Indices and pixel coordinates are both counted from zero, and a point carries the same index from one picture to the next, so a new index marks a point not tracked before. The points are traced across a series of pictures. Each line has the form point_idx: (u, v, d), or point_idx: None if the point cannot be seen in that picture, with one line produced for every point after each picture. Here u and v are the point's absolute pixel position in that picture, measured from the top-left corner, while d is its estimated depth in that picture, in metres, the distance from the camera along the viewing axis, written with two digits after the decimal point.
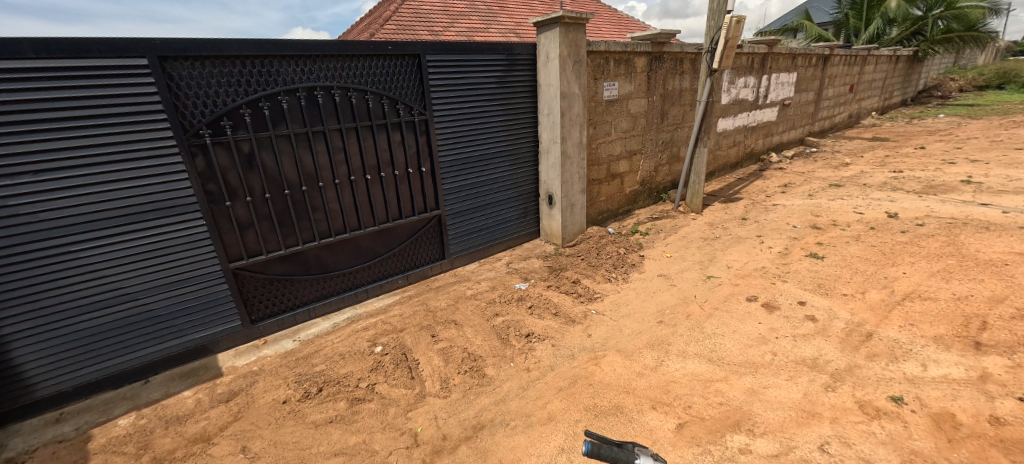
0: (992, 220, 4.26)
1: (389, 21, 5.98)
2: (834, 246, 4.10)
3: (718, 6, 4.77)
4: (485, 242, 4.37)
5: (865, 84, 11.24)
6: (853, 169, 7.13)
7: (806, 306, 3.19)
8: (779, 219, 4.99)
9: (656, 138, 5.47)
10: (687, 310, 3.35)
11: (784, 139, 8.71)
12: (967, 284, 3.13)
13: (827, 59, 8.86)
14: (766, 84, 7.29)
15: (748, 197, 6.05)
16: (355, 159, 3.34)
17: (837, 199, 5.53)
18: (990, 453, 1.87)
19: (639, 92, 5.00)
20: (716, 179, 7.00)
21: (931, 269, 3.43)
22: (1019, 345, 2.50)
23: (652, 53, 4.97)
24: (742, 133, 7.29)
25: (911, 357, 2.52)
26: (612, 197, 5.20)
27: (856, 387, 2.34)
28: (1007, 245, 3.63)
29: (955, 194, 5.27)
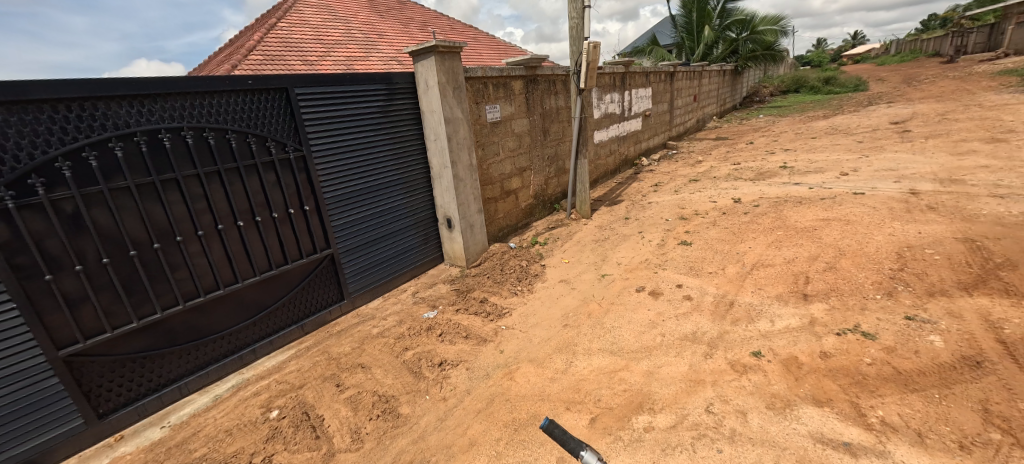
0: (804, 196, 5.33)
1: (253, 50, 5.53)
2: (698, 232, 4.75)
3: (578, 33, 5.30)
4: (386, 276, 4.18)
5: (705, 94, 13.37)
6: (705, 165, 8.38)
7: (683, 287, 3.63)
8: (654, 215, 5.63)
9: (542, 153, 5.83)
10: (587, 309, 3.58)
11: (651, 145, 9.91)
12: (794, 249, 3.86)
13: (673, 75, 10.37)
14: (628, 99, 8.26)
15: (628, 198, 6.74)
16: (222, 206, 2.98)
17: (696, 192, 6.43)
18: (824, 382, 2.30)
19: (520, 112, 5.30)
20: (600, 186, 7.67)
21: (768, 240, 4.16)
22: (832, 290, 3.15)
23: (527, 76, 5.32)
24: (615, 142, 8.13)
25: (763, 316, 3.01)
26: (509, 213, 5.37)
27: (727, 350, 2.71)
28: (816, 213, 4.57)
29: (777, 178, 6.49)
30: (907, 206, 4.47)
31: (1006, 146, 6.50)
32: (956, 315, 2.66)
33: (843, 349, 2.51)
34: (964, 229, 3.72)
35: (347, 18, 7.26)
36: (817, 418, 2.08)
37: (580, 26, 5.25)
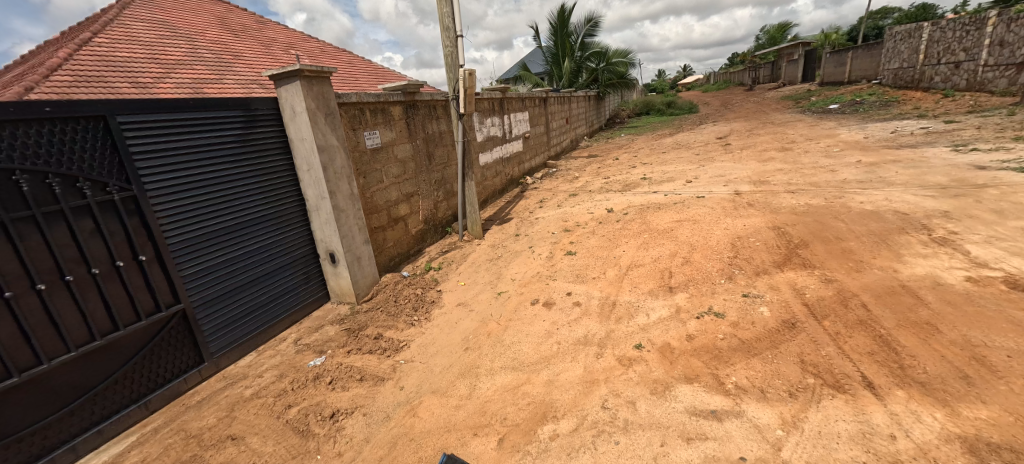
0: (663, 202, 6.14)
1: (58, 69, 4.50)
2: (581, 242, 5.14)
3: (453, 61, 5.43)
4: (258, 327, 3.66)
5: (575, 117, 14.73)
6: (581, 181, 9.17)
7: (572, 295, 3.88)
8: (541, 230, 5.96)
9: (428, 178, 5.77)
10: (487, 329, 3.59)
11: (533, 164, 10.52)
12: (659, 248, 4.41)
13: (546, 100, 11.23)
14: (507, 122, 8.69)
15: (517, 215, 7.02)
16: (11, 266, 2.32)
17: (576, 205, 6.99)
18: (693, 361, 2.63)
19: (402, 138, 5.20)
20: (489, 206, 7.86)
21: (638, 243, 4.69)
22: (691, 280, 3.66)
23: (406, 102, 5.26)
24: (500, 163, 8.45)
25: (641, 311, 3.36)
26: (399, 241, 5.17)
27: (614, 347, 2.95)
28: (672, 216, 5.31)
29: (640, 189, 7.40)
30: (734, 204, 5.45)
31: (793, 153, 8.39)
32: (776, 288, 3.30)
33: (703, 330, 2.92)
34: (774, 219, 4.66)
35: (192, 35, 6.39)
36: (690, 394, 2.37)
37: (454, 54, 5.40)
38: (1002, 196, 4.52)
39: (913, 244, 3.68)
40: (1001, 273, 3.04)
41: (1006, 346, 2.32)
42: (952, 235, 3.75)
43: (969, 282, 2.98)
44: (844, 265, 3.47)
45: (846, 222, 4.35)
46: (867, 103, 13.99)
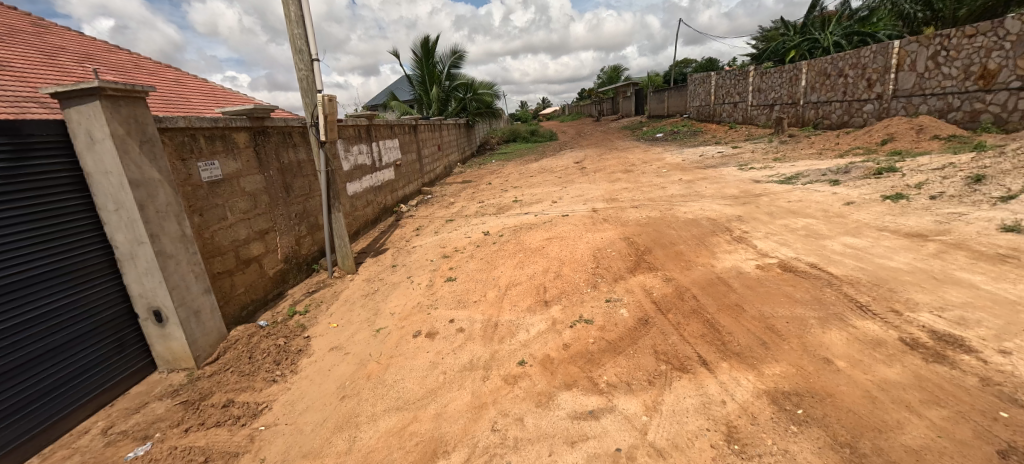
0: (534, 222, 6.57)
1: None
2: (460, 266, 5.17)
3: (308, 85, 5.06)
4: (41, 420, 2.76)
5: (447, 143, 14.94)
6: (457, 206, 9.29)
7: (455, 321, 3.84)
8: (419, 258, 5.83)
9: (286, 212, 5.20)
10: (366, 371, 3.33)
11: (407, 192, 10.29)
12: (533, 266, 4.68)
13: (416, 127, 11.18)
14: (376, 150, 8.39)
15: (392, 245, 6.74)
16: None
17: (453, 231, 7.03)
18: (572, 368, 2.83)
19: (250, 169, 4.61)
20: (362, 237, 7.40)
21: (515, 262, 4.91)
22: (563, 292, 3.96)
23: (253, 128, 4.69)
24: (371, 192, 8.05)
25: (522, 328, 3.50)
26: (253, 286, 4.51)
27: (500, 367, 3.01)
28: (542, 234, 5.72)
29: (513, 211, 7.80)
30: (592, 220, 6.13)
31: (634, 174, 9.83)
32: (631, 291, 3.77)
33: (577, 337, 3.17)
34: (626, 231, 5.36)
35: None
36: (571, 399, 2.54)
37: (309, 78, 5.05)
38: (772, 202, 5.98)
39: (722, 242, 4.61)
40: (777, 260, 3.98)
41: (786, 314, 3.03)
42: (745, 233, 4.81)
43: (760, 269, 3.84)
44: (679, 265, 4.16)
45: (677, 229, 5.23)
46: (683, 132, 17.22)
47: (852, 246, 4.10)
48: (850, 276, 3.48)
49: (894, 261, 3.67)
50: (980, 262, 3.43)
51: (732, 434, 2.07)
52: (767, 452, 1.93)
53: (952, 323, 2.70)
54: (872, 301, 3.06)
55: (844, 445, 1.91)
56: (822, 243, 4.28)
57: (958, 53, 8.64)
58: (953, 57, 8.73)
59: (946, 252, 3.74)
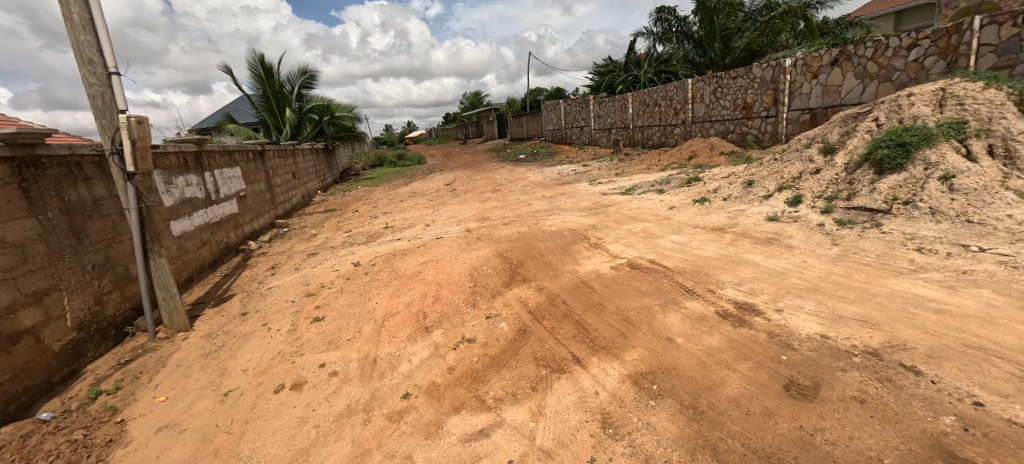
0: (407, 247, 6.40)
1: None
2: (327, 304, 4.72)
3: (105, 104, 4.13)
4: None
5: (303, 170, 13.64)
6: (320, 237, 8.52)
7: (326, 365, 3.48)
8: (277, 300, 5.15)
9: (80, 264, 4.09)
10: (213, 446, 2.78)
11: (256, 227, 9.04)
12: (410, 292, 4.54)
13: (262, 153, 9.98)
14: (210, 180, 7.23)
15: (240, 290, 5.83)
16: None
17: (316, 265, 6.41)
18: (458, 391, 2.80)
19: (15, 212, 3.53)
20: (198, 284, 6.22)
21: (389, 292, 4.69)
22: (442, 316, 3.92)
23: (18, 158, 3.61)
24: (207, 230, 6.85)
25: (402, 359, 3.35)
26: (28, 368, 3.40)
27: (381, 407, 2.81)
28: (417, 259, 5.60)
29: (383, 238, 7.48)
30: (466, 240, 6.24)
31: (502, 193, 10.35)
32: (507, 304, 3.93)
33: (460, 359, 3.17)
34: (499, 248, 5.59)
35: None
36: (459, 424, 2.50)
37: (106, 96, 4.14)
38: (618, 211, 6.90)
39: (583, 250, 5.14)
40: (626, 260, 4.60)
41: (636, 306, 3.50)
42: (599, 240, 5.44)
43: (613, 269, 4.38)
44: (548, 274, 4.49)
45: (544, 241, 5.66)
46: (542, 153, 18.80)
47: (677, 242, 4.97)
48: (678, 267, 4.21)
49: (707, 251, 4.57)
50: (759, 246, 4.49)
51: (606, 419, 2.30)
52: (634, 429, 2.20)
53: (746, 294, 3.47)
54: (695, 285, 3.75)
55: (689, 407, 2.28)
56: (657, 242, 5.09)
57: (728, 89, 11.26)
58: (726, 92, 11.33)
59: (737, 240, 4.79)
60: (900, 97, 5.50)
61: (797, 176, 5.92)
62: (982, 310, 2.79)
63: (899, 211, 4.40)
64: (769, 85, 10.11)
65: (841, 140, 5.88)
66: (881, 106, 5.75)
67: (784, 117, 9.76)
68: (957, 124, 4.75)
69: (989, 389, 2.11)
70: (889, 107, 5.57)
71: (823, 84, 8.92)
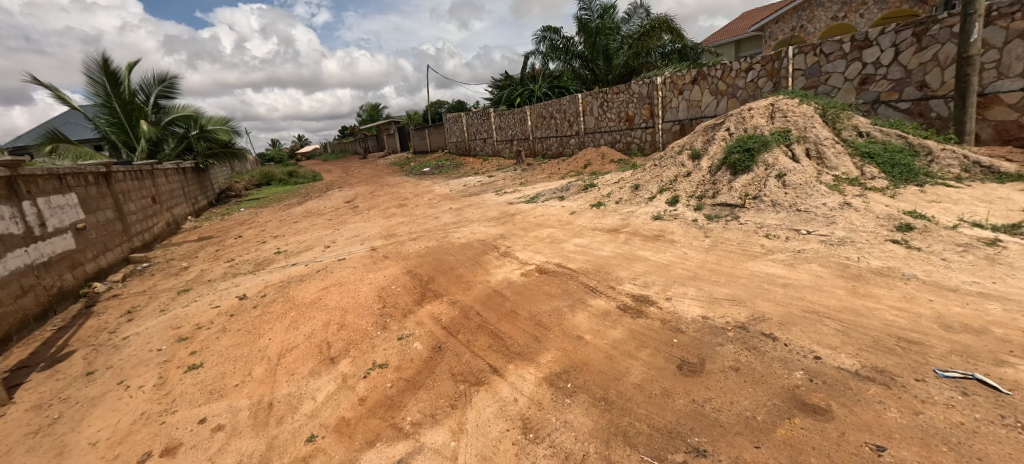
0: (303, 273, 5.87)
1: None
2: (207, 347, 4.11)
3: None
4: None
5: (167, 194, 11.78)
6: (193, 271, 7.40)
7: (209, 419, 3.01)
8: (137, 351, 4.33)
9: None
10: None
11: (103, 264, 7.54)
12: (309, 323, 4.17)
13: (107, 176, 8.41)
14: (31, 212, 5.87)
15: (83, 344, 4.78)
16: None
17: (190, 304, 5.54)
18: (372, 423, 2.62)
19: None
20: (19, 343, 4.96)
21: (284, 325, 4.25)
22: (349, 344, 3.65)
23: None
24: (29, 274, 5.53)
25: (303, 398, 3.03)
26: None
27: (282, 455, 2.51)
28: (316, 285, 5.17)
29: (274, 264, 6.76)
30: (372, 259, 5.93)
31: (408, 208, 10.06)
32: (420, 323, 3.81)
33: (371, 388, 2.98)
34: (407, 265, 5.42)
35: None
36: (375, 457, 2.34)
37: None
38: (523, 219, 7.14)
39: (493, 259, 5.22)
40: (534, 266, 4.76)
41: (547, 309, 3.65)
42: (508, 248, 5.57)
43: (523, 276, 4.50)
44: (460, 287, 4.47)
45: (453, 254, 5.62)
46: (446, 166, 18.71)
47: (580, 245, 5.29)
48: (582, 268, 4.48)
49: (605, 251, 4.95)
50: (648, 243, 4.98)
51: (526, 425, 2.34)
52: (553, 429, 2.27)
53: (640, 287, 3.82)
54: (598, 283, 4.03)
55: (601, 399, 2.43)
56: (561, 246, 5.36)
57: (612, 103, 12.41)
58: (611, 106, 12.45)
59: (630, 238, 5.26)
60: (743, 112, 6.57)
61: (673, 179, 6.71)
62: (814, 281, 3.44)
63: (750, 205, 5.23)
64: (645, 100, 11.34)
65: (704, 147, 6.82)
66: (730, 119, 6.81)
67: (660, 127, 11.03)
68: (784, 132, 5.82)
69: (824, 345, 2.60)
70: (736, 119, 6.61)
71: (688, 99, 10.28)
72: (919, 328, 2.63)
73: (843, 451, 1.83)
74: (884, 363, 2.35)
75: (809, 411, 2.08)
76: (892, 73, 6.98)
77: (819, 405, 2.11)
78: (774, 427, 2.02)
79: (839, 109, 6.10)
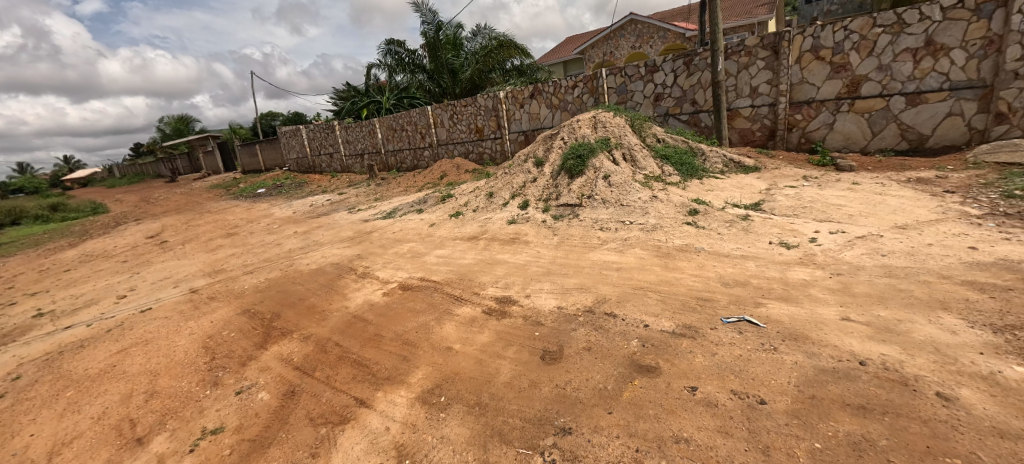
0: (84, 337, 4.51)
1: None
2: None
3: None
4: None
5: None
6: None
7: None
8: None
9: None
10: None
11: None
12: (100, 400, 3.22)
13: None
14: None
15: None
16: None
17: None
18: None
19: None
20: None
21: (57, 411, 3.19)
22: (165, 413, 2.94)
23: None
24: None
25: None
26: None
27: None
28: (109, 349, 4.04)
29: (35, 332, 5.05)
30: (193, 304, 4.90)
31: (239, 237, 8.66)
32: (265, 368, 3.31)
33: (203, 460, 2.44)
34: (242, 304, 4.65)
35: None
36: None
37: None
38: (380, 236, 6.82)
39: (349, 283, 4.85)
40: (396, 284, 4.58)
41: (413, 326, 3.55)
42: (367, 269, 5.24)
43: (385, 296, 4.30)
44: (312, 319, 4.02)
45: (301, 283, 5.04)
46: (285, 185, 16.67)
47: (441, 256, 5.28)
48: (446, 279, 4.49)
49: (467, 258, 5.06)
50: (505, 247, 5.27)
51: (402, 452, 2.23)
52: (430, 449, 2.21)
53: (502, 289, 4.01)
54: (462, 292, 4.09)
55: (475, 405, 2.47)
56: (423, 259, 5.28)
57: (461, 115, 12.78)
58: (460, 118, 12.81)
59: (489, 244, 5.48)
60: (573, 123, 7.47)
61: (522, 185, 7.22)
62: (639, 263, 4.10)
63: (587, 204, 5.96)
64: (492, 112, 11.95)
65: (545, 155, 7.52)
66: (563, 130, 7.66)
67: (506, 138, 11.78)
68: (605, 140, 6.81)
69: (649, 314, 3.12)
70: (568, 130, 7.48)
71: (528, 112, 11.23)
72: (709, 289, 3.37)
73: (671, 398, 2.22)
74: (690, 320, 2.94)
75: (645, 372, 2.47)
76: (674, 92, 8.82)
77: (651, 365, 2.53)
78: (621, 392, 2.34)
79: (642, 120, 7.41)
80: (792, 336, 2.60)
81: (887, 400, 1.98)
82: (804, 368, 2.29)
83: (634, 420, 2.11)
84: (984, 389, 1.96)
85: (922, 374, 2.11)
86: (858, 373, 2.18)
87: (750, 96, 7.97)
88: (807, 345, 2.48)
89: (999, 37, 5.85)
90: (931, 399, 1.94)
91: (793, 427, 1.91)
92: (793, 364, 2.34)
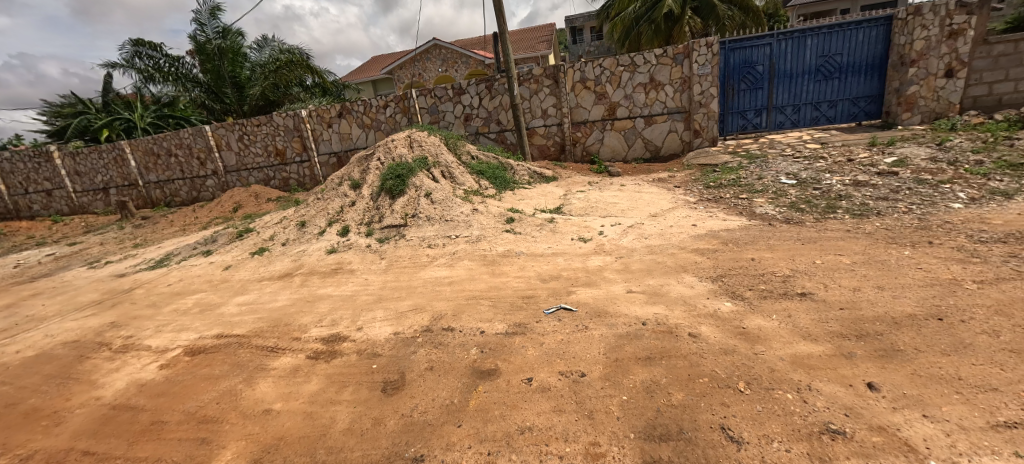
0: None
1: None
2: None
3: None
4: None
5: None
6: None
7: None
8: None
9: None
10: None
11: None
12: None
13: None
14: None
15: None
16: None
17: None
18: None
19: None
20: None
21: None
22: None
23: None
24: None
25: None
26: None
27: None
28: None
29: None
30: None
31: None
32: None
33: None
34: None
35: None
36: None
37: None
38: (147, 293, 5.33)
39: (100, 364, 3.63)
40: (181, 349, 3.66)
41: (213, 397, 2.89)
42: (130, 340, 4.01)
43: (165, 369, 3.38)
44: (38, 428, 2.85)
45: (8, 382, 3.53)
46: None
47: (245, 304, 4.46)
48: (254, 330, 3.81)
49: (280, 301, 4.41)
50: (325, 280, 4.78)
51: None
52: None
53: (329, 327, 3.64)
54: (279, 341, 3.54)
55: None
56: (219, 312, 4.36)
57: (254, 137, 11.08)
58: (253, 139, 11.12)
59: (306, 280, 4.90)
60: (388, 143, 7.32)
61: (339, 210, 6.71)
62: (468, 274, 4.29)
63: (411, 223, 5.92)
64: (294, 133, 10.75)
65: (362, 177, 7.16)
66: (378, 149, 7.42)
67: (316, 160, 10.79)
68: (423, 159, 6.89)
69: (483, 321, 3.30)
70: (383, 150, 7.29)
71: (338, 132, 10.52)
72: (531, 287, 3.76)
73: (512, 394, 2.40)
74: (518, 319, 3.23)
75: (486, 376, 2.60)
76: (480, 113, 9.57)
77: (490, 368, 2.68)
78: (467, 402, 2.41)
79: (456, 139, 7.79)
80: (596, 313, 3.13)
81: (661, 348, 2.57)
82: (607, 337, 2.80)
83: (482, 426, 2.20)
84: (713, 324, 2.74)
85: (679, 322, 2.82)
86: (642, 333, 2.78)
87: (542, 117, 9.25)
88: (607, 319, 3.02)
89: (688, 78, 8.28)
90: (686, 339, 2.61)
91: (607, 388, 2.30)
92: (599, 337, 2.82)
